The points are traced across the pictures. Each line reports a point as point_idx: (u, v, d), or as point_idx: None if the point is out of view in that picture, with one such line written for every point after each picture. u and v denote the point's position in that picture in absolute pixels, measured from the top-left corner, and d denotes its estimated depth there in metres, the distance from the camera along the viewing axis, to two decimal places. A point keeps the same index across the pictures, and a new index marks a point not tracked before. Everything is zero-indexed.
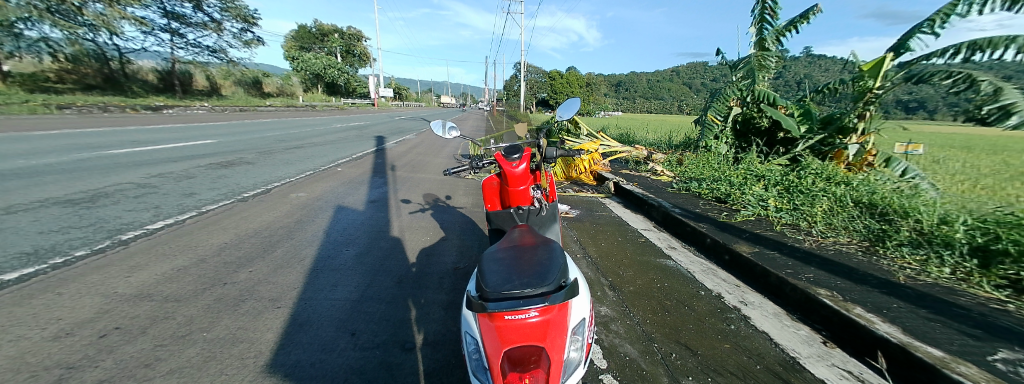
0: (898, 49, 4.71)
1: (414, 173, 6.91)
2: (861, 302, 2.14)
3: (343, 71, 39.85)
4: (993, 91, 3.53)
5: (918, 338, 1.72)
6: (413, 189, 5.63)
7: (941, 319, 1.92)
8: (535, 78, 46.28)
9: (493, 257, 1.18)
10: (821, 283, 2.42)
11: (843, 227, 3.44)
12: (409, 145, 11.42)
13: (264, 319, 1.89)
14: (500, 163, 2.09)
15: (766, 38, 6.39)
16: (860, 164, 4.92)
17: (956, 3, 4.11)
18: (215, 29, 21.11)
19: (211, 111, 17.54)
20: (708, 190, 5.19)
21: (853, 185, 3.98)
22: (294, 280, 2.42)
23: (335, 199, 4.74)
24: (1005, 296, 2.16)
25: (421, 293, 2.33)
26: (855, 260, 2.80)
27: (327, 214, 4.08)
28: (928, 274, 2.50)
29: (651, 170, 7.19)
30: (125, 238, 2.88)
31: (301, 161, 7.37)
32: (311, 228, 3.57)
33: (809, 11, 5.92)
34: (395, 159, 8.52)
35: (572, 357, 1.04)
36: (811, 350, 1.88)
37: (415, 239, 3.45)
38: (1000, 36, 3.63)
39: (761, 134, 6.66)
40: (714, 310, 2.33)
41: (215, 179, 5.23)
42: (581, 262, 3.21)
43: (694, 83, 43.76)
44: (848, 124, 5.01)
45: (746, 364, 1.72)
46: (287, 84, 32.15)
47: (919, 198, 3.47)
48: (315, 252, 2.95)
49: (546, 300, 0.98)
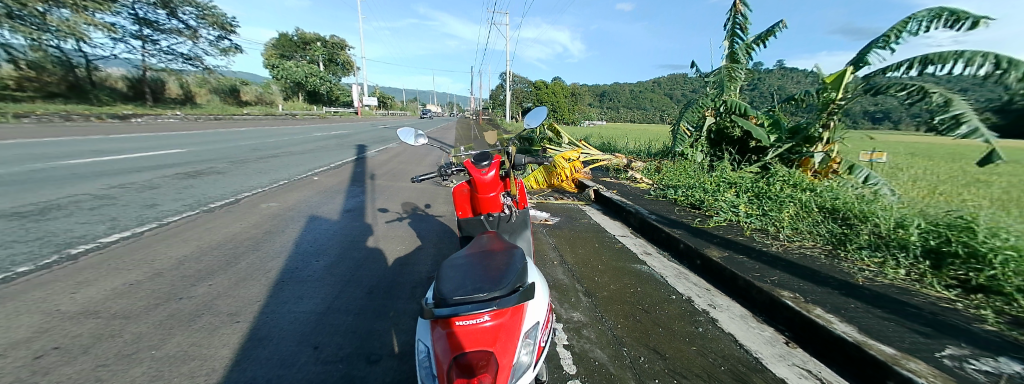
0: (857, 62, 5.03)
1: (393, 181, 6.83)
2: (821, 303, 2.23)
3: (325, 79, 39.26)
4: (944, 102, 3.89)
5: (873, 337, 1.81)
6: (392, 198, 5.55)
7: (895, 318, 2.02)
8: (521, 87, 46.62)
9: (455, 263, 1.18)
10: (784, 285, 2.52)
11: (808, 231, 3.59)
12: (392, 153, 11.31)
13: (220, 335, 1.81)
14: (470, 171, 2.08)
15: (737, 52, 6.74)
16: (826, 171, 5.22)
17: (907, 20, 4.44)
18: (191, 36, 20.46)
19: (183, 120, 16.86)
20: (683, 197, 5.34)
21: (818, 191, 4.18)
22: (256, 293, 2.33)
23: (309, 209, 4.61)
24: (954, 295, 2.29)
25: (391, 304, 2.28)
26: (818, 263, 2.92)
27: (298, 224, 3.96)
28: (886, 276, 2.63)
29: (631, 177, 7.36)
30: (75, 252, 2.72)
31: (277, 170, 7.21)
32: (280, 239, 3.46)
33: (776, 26, 6.25)
34: (375, 167, 8.41)
35: (522, 361, 1.02)
36: (774, 350, 1.94)
37: (389, 249, 3.39)
38: (950, 51, 3.94)
39: (733, 143, 6.99)
40: (683, 313, 2.38)
41: (180, 189, 5.02)
42: (558, 269, 3.23)
43: (674, 92, 45.02)
44: (814, 134, 5.29)
45: (711, 366, 1.76)
46: (267, 92, 31.10)
47: (878, 204, 3.68)
48: (282, 264, 2.85)
49: (497, 305, 0.99)
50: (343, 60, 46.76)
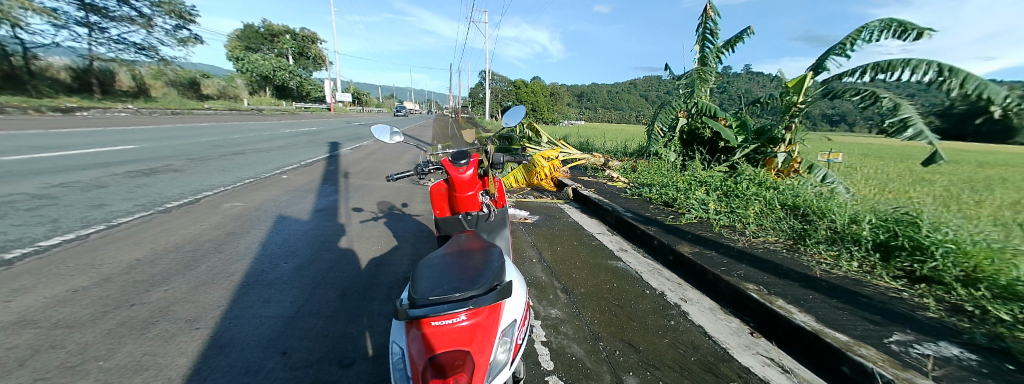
0: (816, 68, 5.36)
1: (369, 180, 6.64)
2: (783, 294, 2.37)
3: (295, 74, 37.61)
4: (893, 106, 4.23)
5: (829, 325, 1.93)
6: (367, 197, 5.40)
7: (848, 307, 2.18)
8: (500, 86, 46.51)
9: (432, 262, 1.16)
10: (750, 278, 2.65)
11: (771, 227, 3.80)
12: (368, 151, 11.00)
13: (178, 342, 1.70)
14: (448, 169, 2.05)
15: (707, 56, 7.04)
16: (788, 171, 5.49)
17: (861, 30, 4.77)
18: (145, 25, 19.03)
19: (136, 114, 15.67)
20: (657, 195, 5.51)
21: (780, 189, 4.43)
22: (219, 298, 2.20)
23: (277, 208, 4.41)
24: (901, 285, 2.48)
25: (366, 305, 2.22)
26: (780, 257, 3.10)
27: (266, 224, 3.78)
28: (840, 268, 2.82)
29: (608, 176, 7.52)
30: (8, 257, 2.47)
31: (242, 168, 6.85)
32: (246, 240, 3.28)
33: (744, 32, 6.57)
34: (350, 165, 8.16)
35: (499, 359, 1.02)
36: (740, 340, 2.04)
37: (363, 249, 3.30)
38: (898, 60, 4.27)
39: (704, 143, 7.25)
40: (657, 307, 2.46)
41: (133, 188, 4.66)
42: (537, 266, 3.26)
43: (649, 93, 46.34)
44: (778, 135, 5.61)
45: (682, 357, 1.83)
46: (231, 86, 29.42)
47: (834, 201, 3.95)
48: (247, 267, 2.71)
49: (475, 303, 0.98)
50: (315, 54, 44.96)
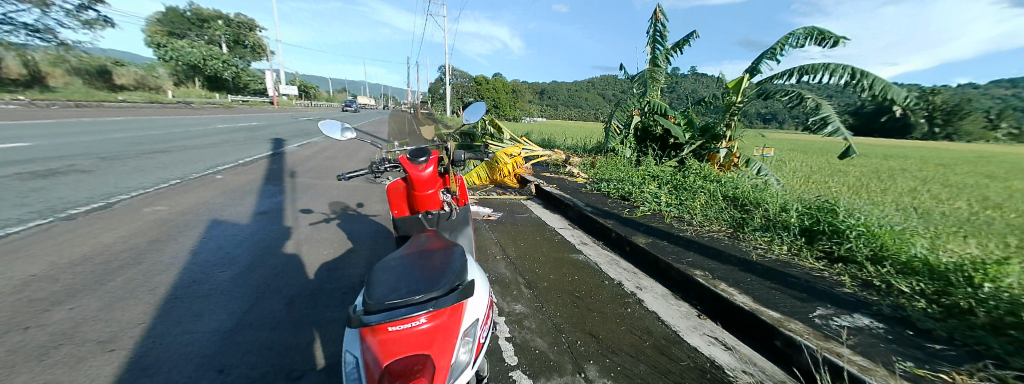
0: (752, 71, 5.86)
1: (320, 179, 6.23)
2: (726, 278, 2.57)
3: (232, 64, 34.19)
4: (815, 106, 4.74)
5: (764, 304, 2.13)
6: (318, 197, 5.05)
7: (780, 287, 2.41)
8: (461, 82, 45.78)
9: (389, 265, 1.10)
10: (698, 265, 2.85)
11: (715, 216, 4.12)
12: (318, 149, 10.30)
13: (88, 368, 1.47)
14: (405, 167, 1.97)
15: (658, 57, 7.42)
16: (729, 165, 6.03)
17: (789, 37, 5.29)
18: (38, 3, 16.23)
19: (28, 107, 13.35)
20: (615, 189, 5.74)
21: (723, 182, 4.81)
22: (140, 314, 1.94)
23: (212, 212, 3.98)
24: (821, 265, 2.81)
25: (317, 313, 2.08)
26: (724, 244, 3.36)
27: (198, 230, 3.40)
28: (773, 252, 3.12)
29: (568, 172, 7.70)
30: None
31: (168, 167, 6.10)
32: (173, 249, 2.93)
33: (690, 36, 7.00)
34: (298, 164, 7.59)
35: (461, 360, 0.99)
36: (689, 322, 2.19)
37: (315, 253, 3.09)
38: (819, 64, 4.79)
39: (656, 140, 7.70)
40: (615, 297, 2.56)
41: (24, 193, 3.96)
42: (500, 263, 3.25)
43: (606, 92, 48.11)
44: (720, 132, 6.07)
45: (638, 342, 1.92)
46: (153, 76, 26.08)
47: (768, 191, 4.36)
48: (176, 278, 2.42)
49: (435, 306, 0.94)
50: (255, 43, 41.20)
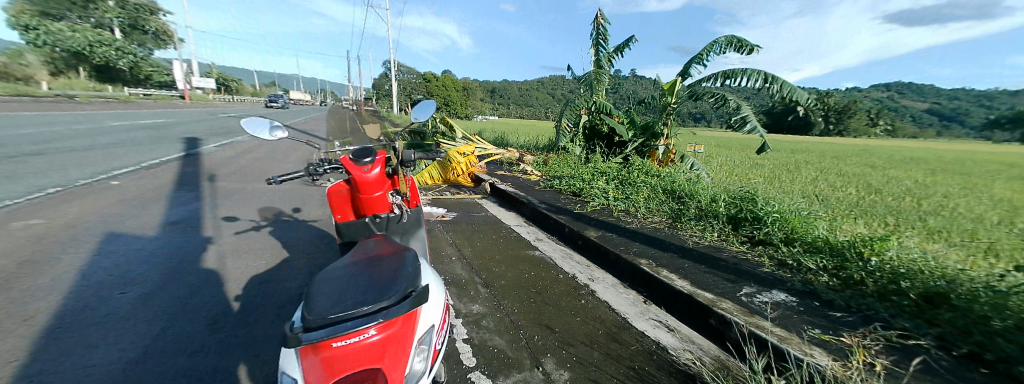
0: (683, 74, 6.40)
1: (249, 184, 5.60)
2: (668, 265, 2.77)
3: (132, 52, 29.41)
4: (736, 107, 5.31)
5: (700, 287, 2.34)
6: (248, 204, 4.54)
7: (713, 270, 2.67)
8: (408, 78, 44.13)
9: (333, 275, 1.01)
10: (643, 254, 3.04)
11: (656, 208, 4.43)
12: (246, 149, 9.26)
13: None
14: (348, 168, 1.83)
15: (601, 59, 7.79)
16: (666, 160, 6.53)
17: (713, 44, 5.85)
18: None
19: None
20: (566, 186, 5.93)
21: (662, 177, 5.19)
22: (6, 353, 1.58)
23: (109, 224, 3.38)
24: (745, 248, 3.16)
25: (249, 332, 1.86)
26: (665, 234, 3.63)
27: (90, 247, 2.87)
28: (706, 239, 3.44)
29: (521, 170, 7.79)
30: None
31: (45, 173, 5.06)
32: (54, 270, 2.43)
33: (629, 40, 7.44)
34: (221, 167, 6.75)
35: (416, 369, 0.95)
36: (636, 309, 2.33)
37: (245, 265, 2.77)
38: (738, 69, 5.36)
39: (602, 138, 8.10)
40: (569, 290, 2.64)
41: None
42: (456, 264, 3.19)
43: (555, 91, 49.55)
44: (659, 130, 6.53)
45: (592, 332, 1.99)
46: (22, 64, 21.51)
47: (700, 184, 4.79)
48: (60, 304, 2.01)
49: (386, 315, 0.88)
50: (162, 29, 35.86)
